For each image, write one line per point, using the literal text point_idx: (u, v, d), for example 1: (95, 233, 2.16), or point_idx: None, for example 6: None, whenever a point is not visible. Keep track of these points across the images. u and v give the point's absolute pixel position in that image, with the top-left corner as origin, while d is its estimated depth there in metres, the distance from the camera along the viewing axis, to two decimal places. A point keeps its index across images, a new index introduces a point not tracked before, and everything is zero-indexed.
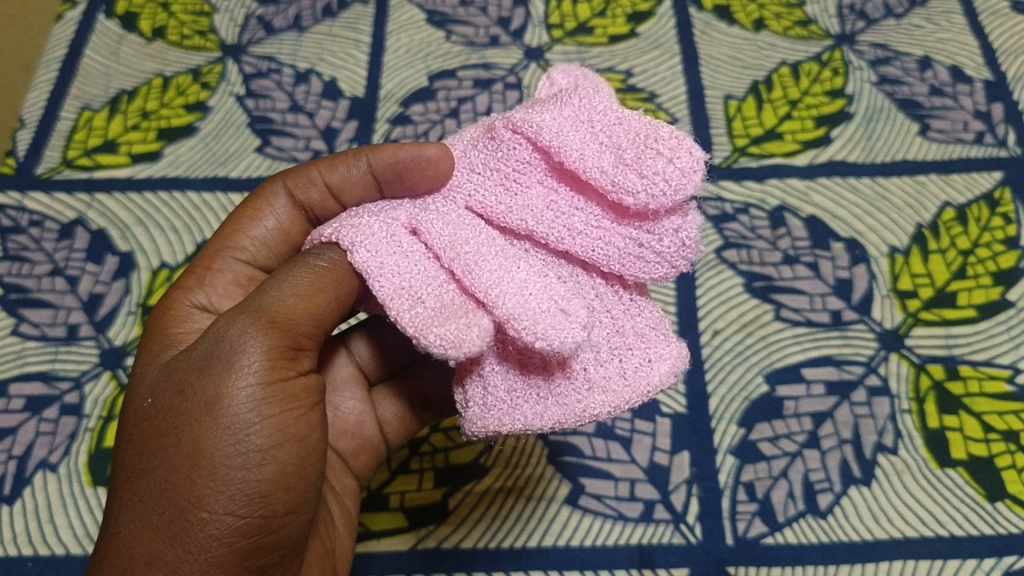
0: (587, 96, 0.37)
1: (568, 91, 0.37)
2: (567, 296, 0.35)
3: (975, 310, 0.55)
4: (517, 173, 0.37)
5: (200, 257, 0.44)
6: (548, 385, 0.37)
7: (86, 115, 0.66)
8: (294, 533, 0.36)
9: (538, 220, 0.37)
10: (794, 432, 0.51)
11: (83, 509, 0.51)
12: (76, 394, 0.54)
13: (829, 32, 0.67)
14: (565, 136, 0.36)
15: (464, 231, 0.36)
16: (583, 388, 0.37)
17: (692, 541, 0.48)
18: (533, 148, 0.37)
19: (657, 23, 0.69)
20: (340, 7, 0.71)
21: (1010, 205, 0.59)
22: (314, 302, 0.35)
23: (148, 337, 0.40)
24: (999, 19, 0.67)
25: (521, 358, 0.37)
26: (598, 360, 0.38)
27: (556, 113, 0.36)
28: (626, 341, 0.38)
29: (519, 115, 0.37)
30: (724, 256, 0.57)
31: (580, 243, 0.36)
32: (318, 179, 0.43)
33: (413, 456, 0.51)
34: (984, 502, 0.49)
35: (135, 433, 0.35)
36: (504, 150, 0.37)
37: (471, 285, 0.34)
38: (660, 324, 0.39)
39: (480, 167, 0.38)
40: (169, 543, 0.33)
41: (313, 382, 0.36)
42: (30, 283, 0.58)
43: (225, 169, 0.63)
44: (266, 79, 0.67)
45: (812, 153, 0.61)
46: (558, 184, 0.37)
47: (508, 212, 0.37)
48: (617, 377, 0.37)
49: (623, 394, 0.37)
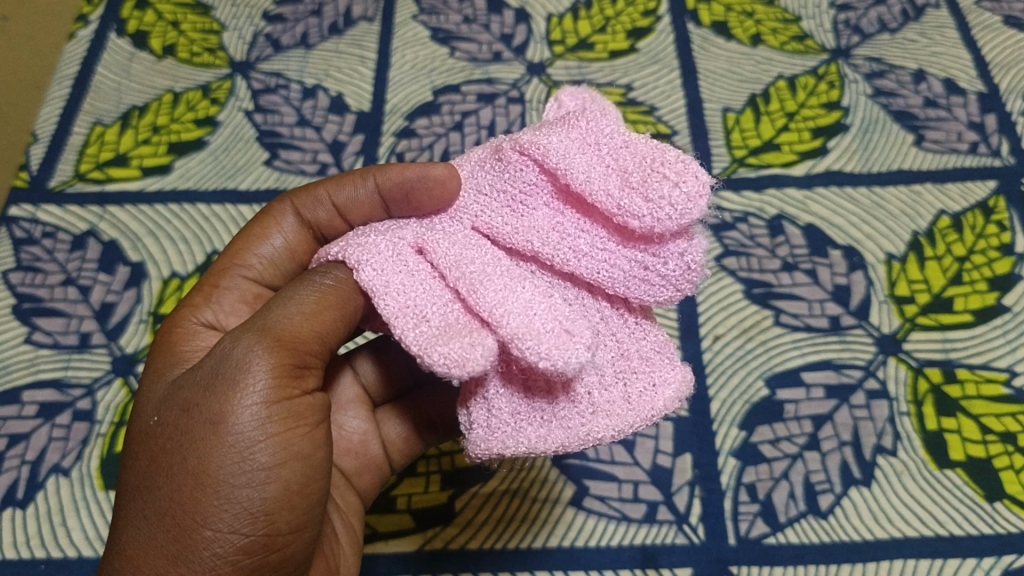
0: (594, 120, 0.38)
1: (575, 114, 0.38)
2: (571, 317, 0.36)
3: (971, 315, 0.55)
4: (523, 195, 0.38)
5: (208, 275, 0.45)
6: (551, 408, 0.38)
7: (98, 130, 0.67)
8: (298, 552, 0.37)
9: (543, 241, 0.38)
10: (795, 435, 0.52)
11: (95, 511, 0.52)
12: (88, 400, 0.55)
13: (825, 47, 0.69)
14: (572, 159, 0.37)
15: (469, 251, 0.37)
16: (587, 412, 0.38)
17: (696, 541, 0.49)
18: (540, 170, 0.38)
19: (656, 39, 0.70)
20: (347, 25, 0.73)
21: (1004, 213, 0.60)
22: (319, 320, 0.36)
23: (154, 355, 0.41)
24: (992, 33, 0.69)
25: (525, 381, 0.38)
26: (602, 384, 0.39)
27: (563, 136, 0.37)
28: (630, 365, 0.39)
29: (526, 137, 0.38)
30: (724, 264, 0.58)
31: (585, 265, 0.37)
32: (325, 200, 0.44)
33: (421, 459, 0.52)
34: (983, 502, 0.49)
35: (140, 452, 0.36)
36: (511, 172, 0.38)
37: (475, 305, 0.35)
38: (665, 348, 0.39)
39: (487, 187, 0.39)
40: (174, 561, 0.34)
41: (318, 401, 0.37)
42: (44, 292, 0.59)
43: (234, 182, 0.64)
44: (275, 95, 0.69)
45: (809, 163, 0.62)
46: (563, 207, 0.38)
47: (514, 233, 0.38)
48: (620, 409, 0.38)
49: (626, 418, 0.38)
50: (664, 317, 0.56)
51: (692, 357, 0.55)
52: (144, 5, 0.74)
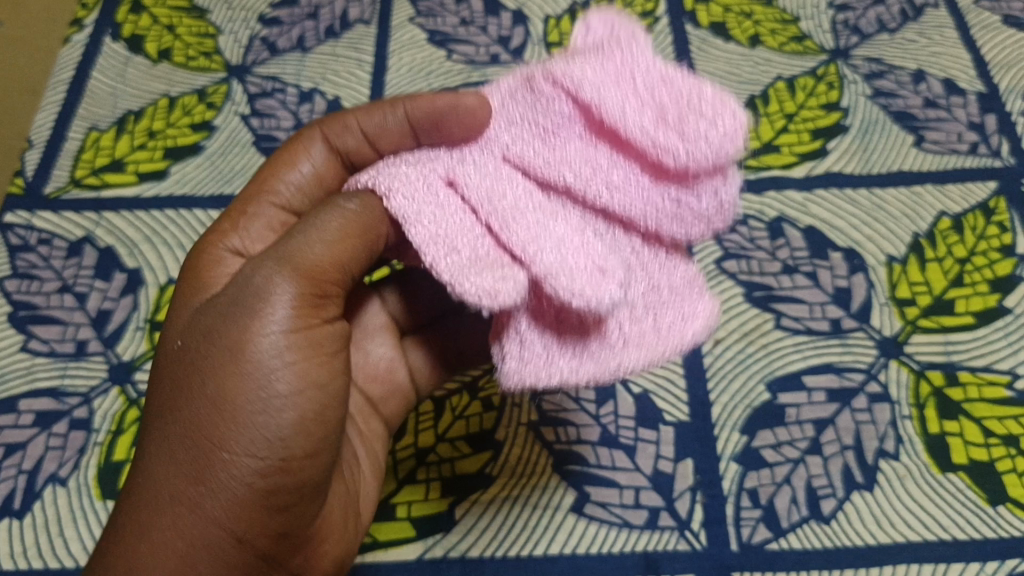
0: (630, 50, 0.36)
1: (610, 43, 0.37)
2: (602, 257, 0.36)
3: (973, 317, 0.55)
4: (556, 129, 0.37)
5: (236, 203, 0.45)
6: (582, 343, 0.38)
7: (93, 135, 0.67)
8: (315, 478, 0.37)
9: (576, 177, 0.37)
10: (796, 439, 0.51)
11: (93, 521, 0.51)
12: (85, 409, 0.55)
13: (824, 47, 0.69)
14: (605, 94, 0.36)
15: (501, 185, 0.37)
16: (617, 346, 0.38)
17: (698, 547, 0.49)
18: (572, 105, 0.37)
19: (654, 40, 0.70)
20: (343, 28, 0.72)
21: (1005, 214, 0.60)
22: (341, 247, 0.36)
23: (184, 282, 0.41)
24: (991, 33, 0.68)
25: (558, 317, 0.38)
26: (633, 318, 0.39)
27: (596, 69, 0.36)
28: (660, 299, 0.39)
29: (559, 69, 0.37)
30: (724, 267, 0.58)
31: (617, 202, 0.37)
32: (355, 128, 0.44)
33: (420, 466, 0.52)
34: (986, 506, 0.49)
35: (165, 375, 0.37)
36: (542, 106, 0.38)
37: (507, 242, 0.35)
38: (692, 283, 0.40)
39: (519, 121, 0.38)
40: (193, 480, 0.34)
41: (338, 331, 0.37)
42: (40, 300, 0.59)
43: (231, 187, 0.64)
44: (271, 99, 0.69)
45: (809, 165, 0.62)
46: (596, 142, 0.37)
47: (545, 167, 0.37)
48: (653, 343, 0.38)
49: (655, 350, 0.38)
50: None
51: (691, 361, 0.54)
52: (139, 9, 0.74)
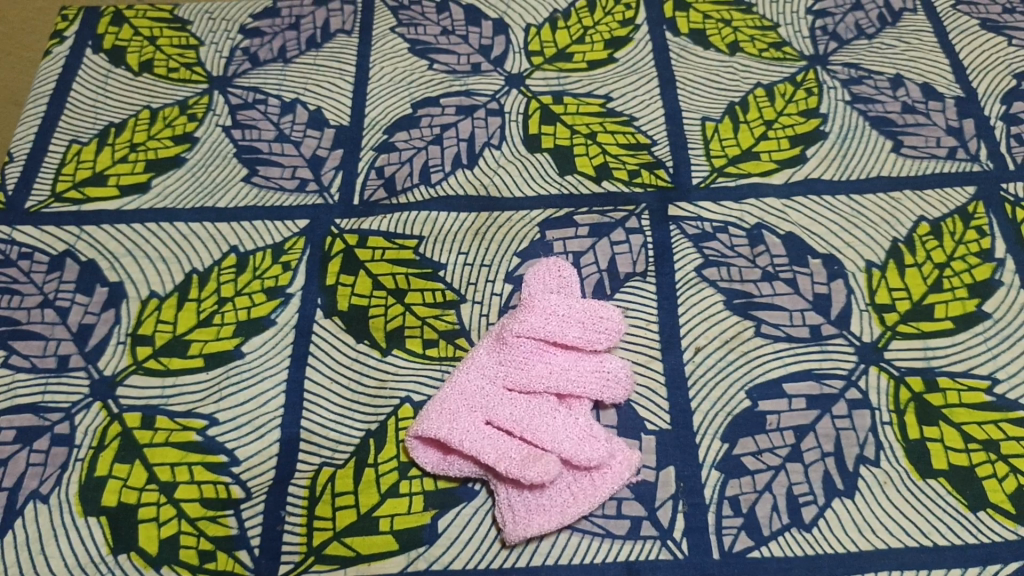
0: (555, 315, 0.53)
1: (534, 300, 0.54)
2: (541, 444, 0.49)
3: (952, 322, 0.56)
4: (514, 359, 0.52)
5: None
6: (531, 505, 0.49)
7: (75, 148, 0.67)
8: None
9: (533, 417, 0.51)
10: (777, 446, 0.52)
11: (75, 539, 0.51)
12: (66, 425, 0.54)
13: (803, 54, 0.69)
14: (547, 331, 0.52)
15: (486, 402, 0.51)
16: (551, 510, 0.49)
17: (680, 556, 0.49)
18: (532, 360, 0.52)
19: (635, 48, 0.70)
20: (325, 38, 0.72)
21: (984, 219, 0.60)
22: None
23: None
24: (968, 38, 0.69)
25: (515, 482, 0.49)
26: (566, 490, 0.49)
27: (538, 333, 0.52)
28: (586, 476, 0.50)
29: (517, 341, 0.52)
30: (705, 274, 0.58)
31: (555, 427, 0.50)
32: None
33: (402, 480, 0.52)
34: (966, 512, 0.50)
35: None
36: (507, 355, 0.52)
37: (497, 437, 0.50)
38: (615, 453, 0.50)
39: (499, 369, 0.52)
40: None
41: None
42: (21, 315, 0.59)
43: (213, 199, 0.64)
44: (252, 110, 0.68)
45: (788, 171, 0.63)
46: (551, 379, 0.52)
47: (512, 404, 0.51)
48: (516, 481, 0.49)
49: (580, 508, 0.49)
50: (646, 329, 0.56)
51: (673, 369, 0.55)
52: (120, 21, 0.74)
